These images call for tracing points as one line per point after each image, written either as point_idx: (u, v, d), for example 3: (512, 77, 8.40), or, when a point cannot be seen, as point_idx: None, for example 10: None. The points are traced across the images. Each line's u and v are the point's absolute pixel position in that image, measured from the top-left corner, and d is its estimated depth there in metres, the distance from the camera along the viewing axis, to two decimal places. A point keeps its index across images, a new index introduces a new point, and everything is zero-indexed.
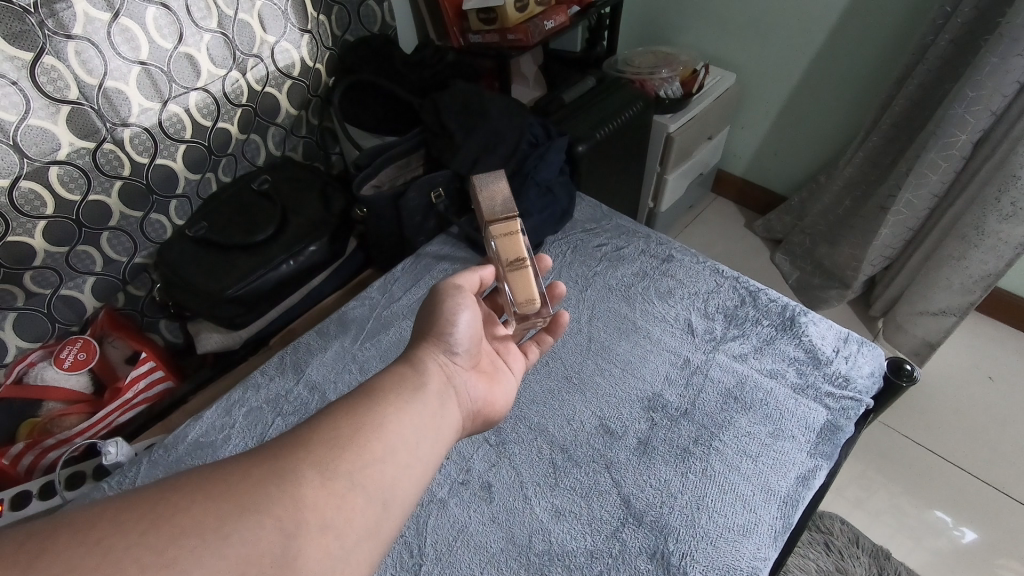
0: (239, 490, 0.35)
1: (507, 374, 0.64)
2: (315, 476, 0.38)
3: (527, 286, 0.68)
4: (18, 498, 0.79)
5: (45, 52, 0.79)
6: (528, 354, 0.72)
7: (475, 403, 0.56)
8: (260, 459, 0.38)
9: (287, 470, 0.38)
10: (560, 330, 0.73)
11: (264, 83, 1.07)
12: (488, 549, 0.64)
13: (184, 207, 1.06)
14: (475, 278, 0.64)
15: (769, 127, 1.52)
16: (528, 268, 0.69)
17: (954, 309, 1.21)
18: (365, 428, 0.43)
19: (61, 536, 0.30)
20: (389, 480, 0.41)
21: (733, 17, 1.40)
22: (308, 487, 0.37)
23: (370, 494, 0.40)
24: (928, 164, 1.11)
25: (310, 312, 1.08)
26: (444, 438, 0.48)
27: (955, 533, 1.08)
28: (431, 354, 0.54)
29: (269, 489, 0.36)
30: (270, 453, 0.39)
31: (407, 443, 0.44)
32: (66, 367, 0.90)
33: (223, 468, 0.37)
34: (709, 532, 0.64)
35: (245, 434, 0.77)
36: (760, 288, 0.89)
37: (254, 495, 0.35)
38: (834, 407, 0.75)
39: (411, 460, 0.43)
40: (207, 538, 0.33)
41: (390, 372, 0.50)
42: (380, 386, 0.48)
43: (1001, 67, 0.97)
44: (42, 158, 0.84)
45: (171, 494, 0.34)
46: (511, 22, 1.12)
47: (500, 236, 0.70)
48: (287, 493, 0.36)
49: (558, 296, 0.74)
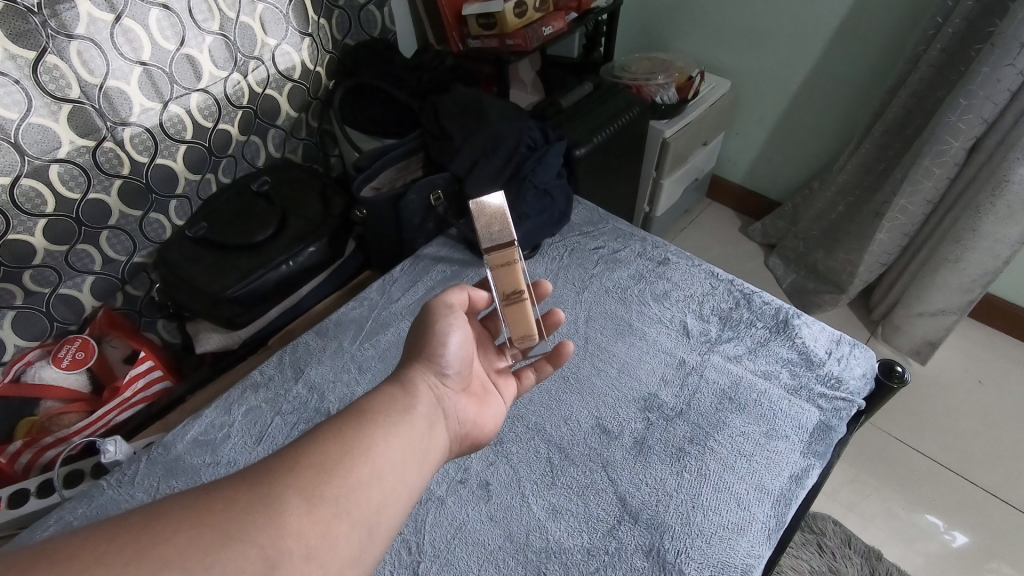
0: (224, 518, 0.35)
1: (495, 398, 0.65)
2: (301, 503, 0.38)
3: (524, 321, 0.67)
4: (15, 496, 0.79)
5: (48, 52, 0.80)
6: (524, 380, 0.72)
7: (464, 426, 0.57)
8: (245, 485, 0.38)
9: (272, 496, 0.37)
10: (562, 361, 0.72)
11: (265, 85, 1.08)
12: (486, 547, 0.65)
13: (184, 208, 1.06)
14: (464, 296, 0.64)
15: (764, 134, 1.54)
16: (525, 302, 0.67)
17: (950, 309, 1.24)
18: (354, 451, 0.43)
19: (43, 565, 0.30)
20: (376, 506, 0.42)
21: (728, 24, 1.42)
22: (293, 515, 0.37)
23: (356, 520, 0.40)
24: (921, 170, 1.13)
25: (307, 316, 1.08)
26: (430, 459, 0.49)
27: (946, 537, 1.09)
28: (421, 376, 0.55)
29: (253, 518, 0.36)
30: (257, 478, 0.39)
31: (394, 468, 0.44)
32: (64, 366, 0.91)
33: (209, 495, 0.36)
34: (705, 530, 0.65)
35: (245, 433, 0.77)
36: (754, 291, 0.90)
37: (239, 524, 0.35)
38: (827, 408, 0.76)
39: (398, 484, 0.44)
40: (190, 569, 0.32)
41: (380, 393, 0.51)
42: (371, 408, 0.48)
43: (992, 76, 0.99)
44: (44, 156, 0.84)
45: (155, 521, 0.34)
46: (510, 27, 1.13)
47: (498, 266, 0.65)
48: (270, 520, 0.36)
49: (558, 324, 0.73)
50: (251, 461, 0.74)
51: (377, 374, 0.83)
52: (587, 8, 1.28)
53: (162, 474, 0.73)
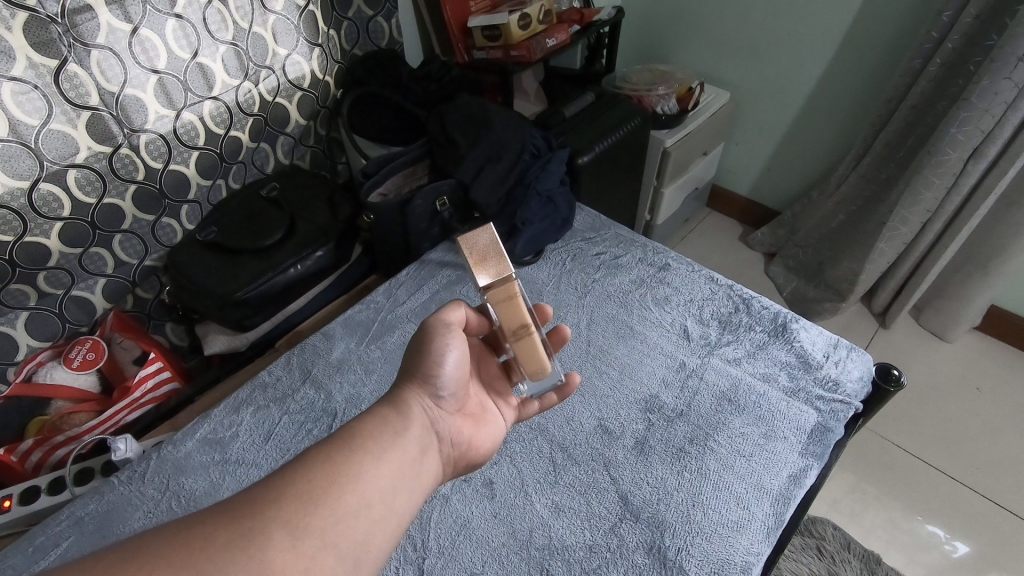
0: (202, 557, 0.35)
1: (492, 416, 0.65)
2: (285, 536, 0.38)
3: (535, 358, 0.65)
4: (27, 493, 0.80)
5: (69, 60, 0.82)
6: (527, 406, 0.70)
7: (458, 448, 0.58)
8: (226, 521, 0.37)
9: (255, 532, 0.37)
10: (570, 391, 0.69)
11: (275, 94, 1.11)
12: (490, 543, 0.66)
13: (195, 213, 1.08)
14: (462, 313, 0.63)
15: (765, 145, 1.57)
16: (532, 336, 0.64)
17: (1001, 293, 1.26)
18: (343, 478, 0.43)
19: None
20: (364, 535, 0.42)
21: (727, 37, 1.45)
22: (277, 550, 0.37)
23: (343, 551, 0.40)
24: (921, 180, 1.15)
25: (316, 316, 1.10)
26: (424, 480, 0.50)
27: (948, 547, 1.10)
28: (416, 398, 0.55)
29: (233, 556, 0.36)
30: (240, 511, 0.38)
31: (383, 496, 0.45)
32: (75, 366, 0.93)
33: (187, 532, 0.36)
34: (704, 528, 0.66)
35: (253, 432, 0.79)
36: (753, 296, 0.92)
37: (219, 564, 0.35)
38: (825, 410, 0.77)
39: (387, 513, 0.44)
40: None
41: (374, 414, 0.51)
42: (364, 431, 0.49)
43: (991, 89, 1.01)
44: (61, 160, 0.87)
45: (134, 559, 0.33)
46: (514, 39, 1.17)
47: (500, 302, 0.63)
48: (253, 557, 0.36)
49: (564, 340, 0.74)
50: (260, 460, 0.76)
51: (383, 375, 0.84)
52: (590, 20, 1.31)
53: (171, 473, 0.75)
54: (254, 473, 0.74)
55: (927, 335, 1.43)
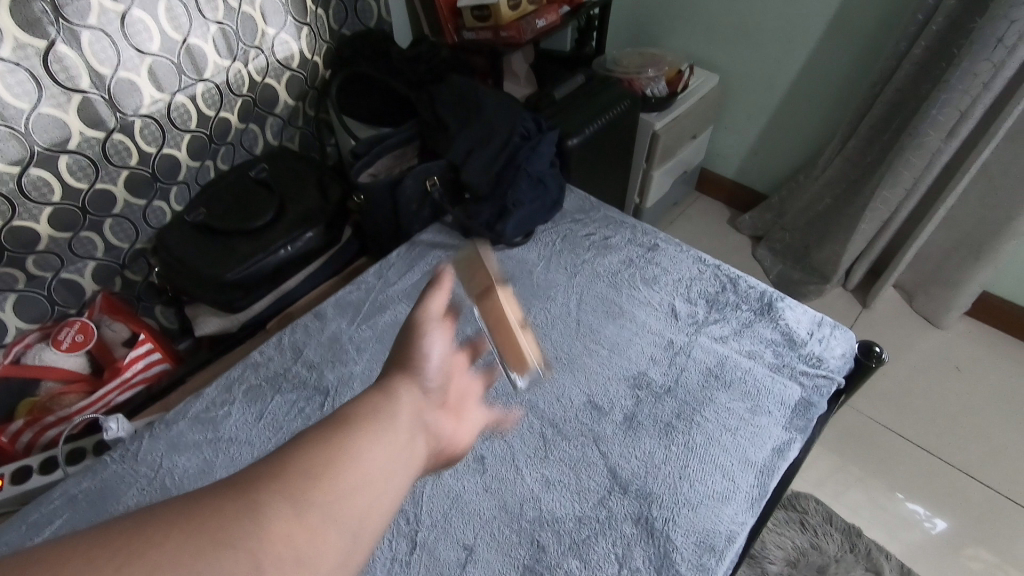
0: (212, 523, 0.32)
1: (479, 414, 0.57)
2: (289, 505, 0.34)
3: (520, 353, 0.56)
4: (19, 473, 0.81)
5: (58, 42, 0.81)
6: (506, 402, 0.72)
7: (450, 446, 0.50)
8: (226, 495, 0.34)
9: (253, 509, 0.33)
10: None
11: (264, 74, 1.10)
12: (483, 516, 0.68)
13: (184, 194, 1.08)
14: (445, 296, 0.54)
15: (753, 128, 1.57)
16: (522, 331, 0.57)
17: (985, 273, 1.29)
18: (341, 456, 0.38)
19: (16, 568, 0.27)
20: (368, 514, 0.37)
21: (717, 21, 1.46)
22: (281, 519, 0.33)
23: (348, 529, 0.36)
24: (902, 161, 1.17)
25: (305, 299, 1.09)
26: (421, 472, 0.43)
27: (927, 525, 1.13)
28: (404, 389, 0.47)
29: (245, 521, 0.32)
30: (240, 484, 0.35)
31: (386, 474, 0.40)
32: (64, 348, 0.92)
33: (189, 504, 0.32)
34: (691, 499, 0.68)
35: (245, 410, 0.79)
36: (739, 275, 0.93)
37: (219, 542, 0.31)
38: (809, 385, 0.79)
39: (389, 497, 0.39)
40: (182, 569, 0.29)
41: (360, 403, 0.44)
42: (352, 415, 0.42)
43: (971, 71, 1.03)
44: (52, 145, 0.86)
45: (143, 526, 0.31)
46: (504, 19, 1.16)
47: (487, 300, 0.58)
48: (260, 526, 0.33)
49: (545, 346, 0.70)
50: (253, 437, 0.76)
51: (375, 354, 0.85)
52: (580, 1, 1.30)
53: (164, 451, 0.75)
54: (247, 452, 0.75)
55: (910, 318, 1.46)
